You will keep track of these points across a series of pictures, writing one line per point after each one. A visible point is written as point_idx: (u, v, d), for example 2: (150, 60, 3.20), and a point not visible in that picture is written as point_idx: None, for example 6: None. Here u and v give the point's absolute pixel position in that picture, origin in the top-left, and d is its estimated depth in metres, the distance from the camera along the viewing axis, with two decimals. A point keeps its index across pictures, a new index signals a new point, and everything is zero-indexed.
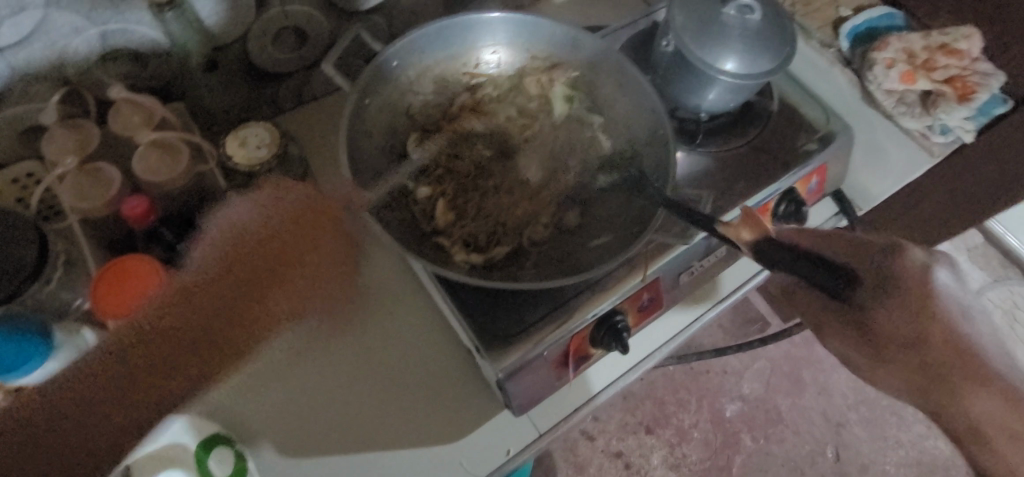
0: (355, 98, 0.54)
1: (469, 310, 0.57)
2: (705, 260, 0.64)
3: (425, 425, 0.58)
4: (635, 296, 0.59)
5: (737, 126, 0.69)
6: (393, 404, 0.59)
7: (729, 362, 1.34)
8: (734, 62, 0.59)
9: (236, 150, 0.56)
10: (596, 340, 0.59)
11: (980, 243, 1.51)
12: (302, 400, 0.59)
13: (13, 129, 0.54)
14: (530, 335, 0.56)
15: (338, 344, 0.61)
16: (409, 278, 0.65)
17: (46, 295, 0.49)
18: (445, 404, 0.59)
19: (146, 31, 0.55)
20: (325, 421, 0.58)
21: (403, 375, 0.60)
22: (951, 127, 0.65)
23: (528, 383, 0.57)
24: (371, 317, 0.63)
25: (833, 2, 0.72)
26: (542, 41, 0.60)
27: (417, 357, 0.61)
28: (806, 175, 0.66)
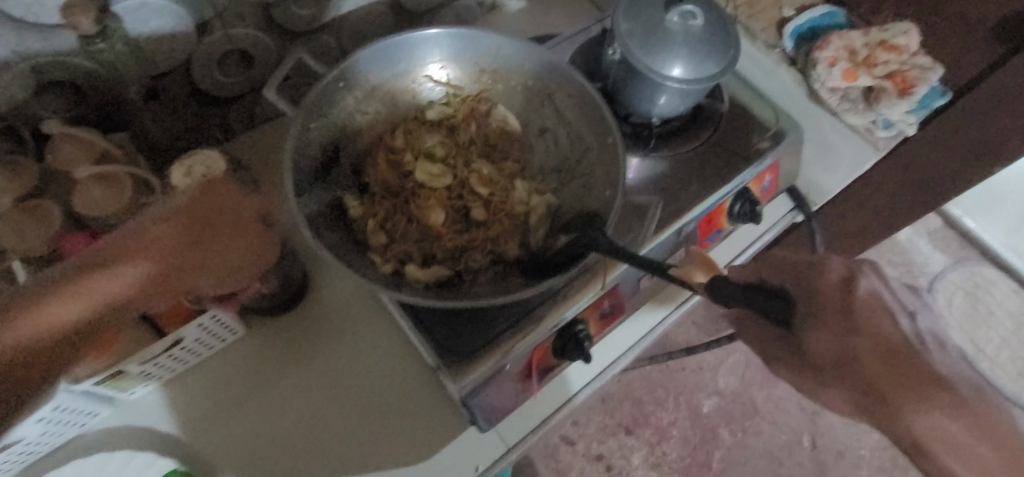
0: (299, 123, 0.52)
1: (429, 328, 0.57)
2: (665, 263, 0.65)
3: (393, 444, 0.58)
4: (596, 303, 0.60)
5: (688, 129, 0.70)
6: (360, 427, 0.58)
7: (705, 359, 1.36)
8: (680, 68, 0.60)
9: (182, 179, 0.55)
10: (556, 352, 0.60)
11: (939, 226, 1.56)
12: (265, 429, 0.58)
13: None
14: (492, 351, 0.56)
15: (300, 369, 0.61)
16: (371, 299, 0.64)
17: None
18: (409, 425, 0.59)
19: (79, 61, 0.54)
20: (290, 448, 0.57)
21: (367, 394, 0.60)
22: (894, 121, 0.66)
23: (492, 398, 0.56)
24: (334, 341, 0.62)
25: (776, 3, 0.74)
26: (489, 55, 0.60)
27: (382, 376, 0.61)
28: (758, 174, 0.67)
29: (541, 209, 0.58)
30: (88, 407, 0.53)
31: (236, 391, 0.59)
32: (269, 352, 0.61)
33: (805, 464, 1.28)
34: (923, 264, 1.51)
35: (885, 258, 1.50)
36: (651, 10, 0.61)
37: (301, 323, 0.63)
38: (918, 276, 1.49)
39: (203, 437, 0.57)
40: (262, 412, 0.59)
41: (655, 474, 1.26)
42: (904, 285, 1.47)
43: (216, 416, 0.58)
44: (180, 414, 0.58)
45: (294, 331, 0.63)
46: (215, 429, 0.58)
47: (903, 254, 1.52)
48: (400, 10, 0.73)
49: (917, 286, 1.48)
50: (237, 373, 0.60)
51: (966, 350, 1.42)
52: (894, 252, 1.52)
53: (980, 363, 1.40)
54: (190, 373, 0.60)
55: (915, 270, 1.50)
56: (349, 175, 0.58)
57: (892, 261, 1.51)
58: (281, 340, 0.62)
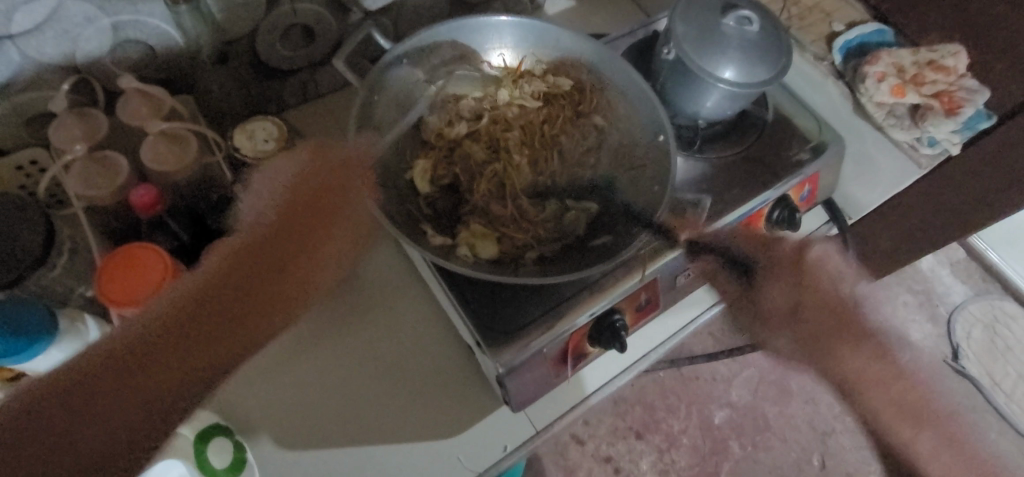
0: (363, 95, 0.56)
1: (470, 305, 0.58)
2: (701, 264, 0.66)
3: (426, 417, 0.59)
4: (633, 295, 0.60)
5: (731, 134, 0.71)
6: (393, 398, 0.60)
7: (719, 370, 1.36)
8: (732, 71, 0.61)
9: (244, 142, 0.58)
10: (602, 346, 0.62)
11: (963, 257, 1.55)
12: (302, 397, 0.59)
13: (25, 115, 0.55)
14: (530, 331, 0.57)
15: (340, 338, 0.62)
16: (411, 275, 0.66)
17: (49, 280, 0.50)
18: (442, 400, 0.60)
19: (158, 23, 0.56)
20: (325, 413, 0.59)
21: (402, 367, 0.61)
22: (939, 140, 0.67)
23: (526, 378, 0.58)
24: (374, 313, 0.64)
25: (827, 17, 0.75)
26: (548, 46, 0.63)
27: (417, 349, 0.62)
28: (797, 183, 0.68)
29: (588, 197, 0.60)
30: None
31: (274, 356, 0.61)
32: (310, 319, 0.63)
33: None
34: (944, 294, 1.50)
35: (906, 284, 1.50)
36: (707, 12, 0.62)
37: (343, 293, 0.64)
38: (939, 305, 1.49)
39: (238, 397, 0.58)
40: (297, 378, 0.60)
41: None
42: (923, 313, 1.47)
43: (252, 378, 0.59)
44: None
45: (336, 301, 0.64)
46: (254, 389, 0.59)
47: (924, 282, 1.51)
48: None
49: (935, 315, 1.47)
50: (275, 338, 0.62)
51: (982, 382, 1.41)
52: (915, 280, 1.51)
53: (995, 397, 1.39)
54: None
55: (935, 299, 1.49)
56: (405, 149, 0.60)
57: (913, 288, 1.50)
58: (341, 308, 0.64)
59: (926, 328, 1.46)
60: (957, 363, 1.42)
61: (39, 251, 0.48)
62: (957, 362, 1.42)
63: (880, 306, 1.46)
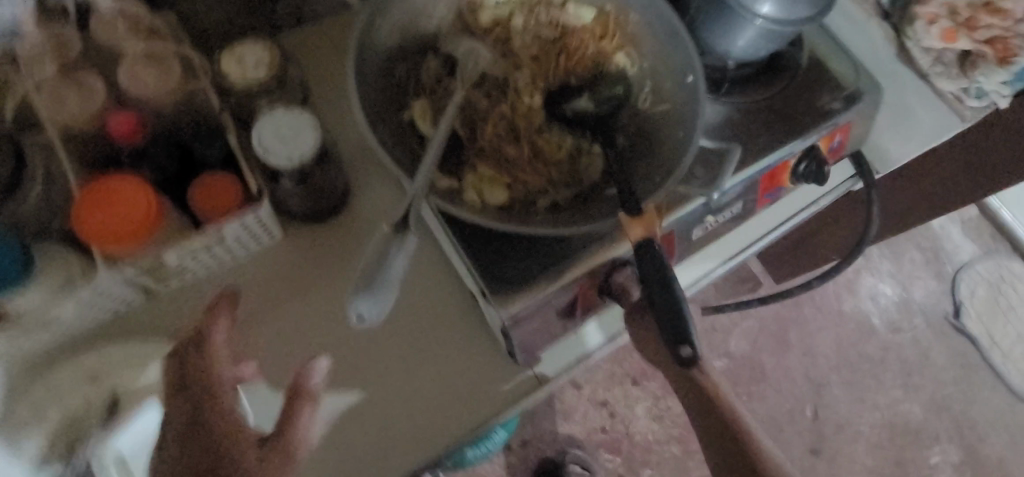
0: (365, 17, 0.51)
1: (476, 253, 0.55)
2: (718, 217, 0.63)
3: (427, 366, 0.57)
4: None
5: (764, 76, 0.65)
6: (393, 346, 0.58)
7: (719, 320, 1.35)
8: (772, 6, 0.56)
9: (231, 66, 0.53)
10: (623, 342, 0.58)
11: (975, 215, 1.51)
12: (298, 343, 0.57)
13: None
14: (539, 283, 0.54)
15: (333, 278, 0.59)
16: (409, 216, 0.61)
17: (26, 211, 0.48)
18: (445, 349, 0.58)
19: None
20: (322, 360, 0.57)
21: (404, 314, 0.59)
22: (988, 91, 0.61)
23: (532, 330, 0.55)
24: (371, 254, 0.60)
25: None
26: None
27: (421, 297, 0.59)
28: (830, 132, 0.64)
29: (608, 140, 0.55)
30: (121, 295, 0.53)
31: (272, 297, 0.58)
32: (309, 260, 0.59)
33: (804, 433, 1.31)
34: (952, 252, 1.48)
35: (915, 241, 1.47)
36: None
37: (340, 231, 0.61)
38: (946, 263, 1.46)
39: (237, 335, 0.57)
40: (292, 323, 0.58)
41: (657, 425, 1.29)
42: (929, 271, 1.45)
43: (247, 320, 0.57)
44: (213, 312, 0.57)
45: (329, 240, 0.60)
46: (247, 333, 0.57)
47: (933, 239, 1.48)
48: None
49: (941, 273, 1.45)
50: (272, 277, 0.59)
51: (981, 341, 1.41)
52: (925, 237, 1.48)
53: (992, 356, 1.40)
54: (221, 274, 0.58)
55: (943, 257, 1.47)
56: (408, 79, 0.55)
57: (922, 245, 1.47)
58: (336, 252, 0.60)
59: (930, 286, 1.44)
60: (957, 322, 1.41)
61: None
62: (958, 321, 1.41)
63: (886, 262, 1.44)
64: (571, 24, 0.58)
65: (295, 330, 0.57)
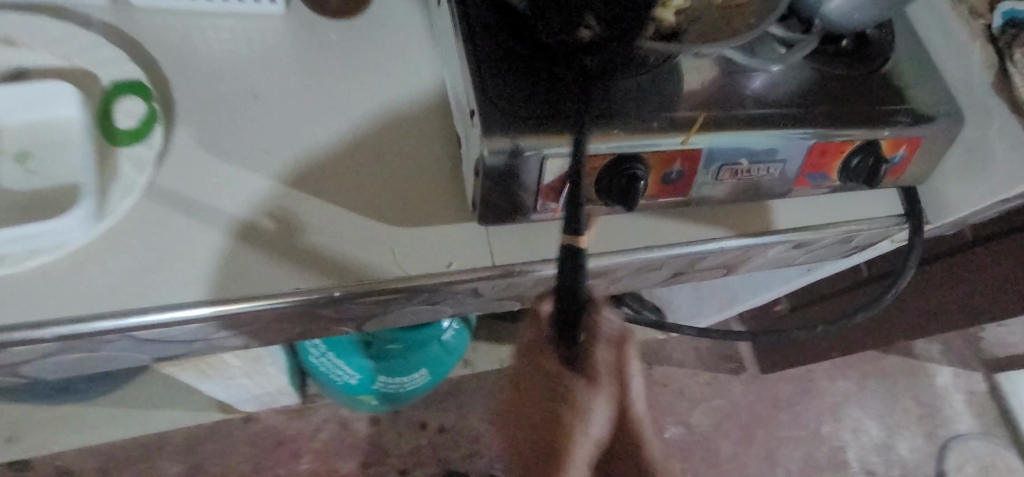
0: None
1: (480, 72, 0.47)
2: (756, 169, 0.54)
3: (369, 189, 0.49)
4: (666, 156, 0.49)
5: (850, 56, 0.58)
6: (344, 154, 0.49)
7: (690, 387, 1.26)
8: None
9: None
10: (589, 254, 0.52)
11: (985, 391, 1.39)
12: (250, 108, 0.50)
13: None
14: (535, 129, 0.45)
15: (323, 71, 0.53)
16: (425, 54, 0.56)
17: None
18: (397, 181, 0.49)
19: None
20: (263, 134, 0.49)
21: (373, 130, 0.51)
22: None
23: (511, 191, 0.47)
24: (371, 69, 0.54)
25: None
26: None
27: (400, 124, 0.52)
28: (898, 138, 0.56)
29: (671, 12, 0.48)
30: None
31: (246, 60, 0.52)
32: (306, 46, 0.54)
33: None
34: (951, 418, 1.35)
35: (915, 391, 1.35)
36: None
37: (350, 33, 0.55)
38: (941, 427, 1.33)
39: (188, 73, 0.50)
40: (252, 89, 0.50)
41: None
42: (921, 427, 1.32)
43: (209, 69, 0.50)
44: (175, 45, 0.51)
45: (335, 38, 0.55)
46: (202, 81, 0.50)
47: (936, 399, 1.35)
48: None
49: (932, 434, 1.32)
50: (259, 45, 0.53)
51: None
52: (928, 392, 1.36)
53: None
54: (210, 21, 0.53)
55: (940, 420, 1.34)
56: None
57: (922, 399, 1.35)
58: (336, 49, 0.54)
59: (918, 443, 1.31)
60: None
61: None
62: None
63: (879, 399, 1.32)
64: None
65: (251, 94, 0.50)
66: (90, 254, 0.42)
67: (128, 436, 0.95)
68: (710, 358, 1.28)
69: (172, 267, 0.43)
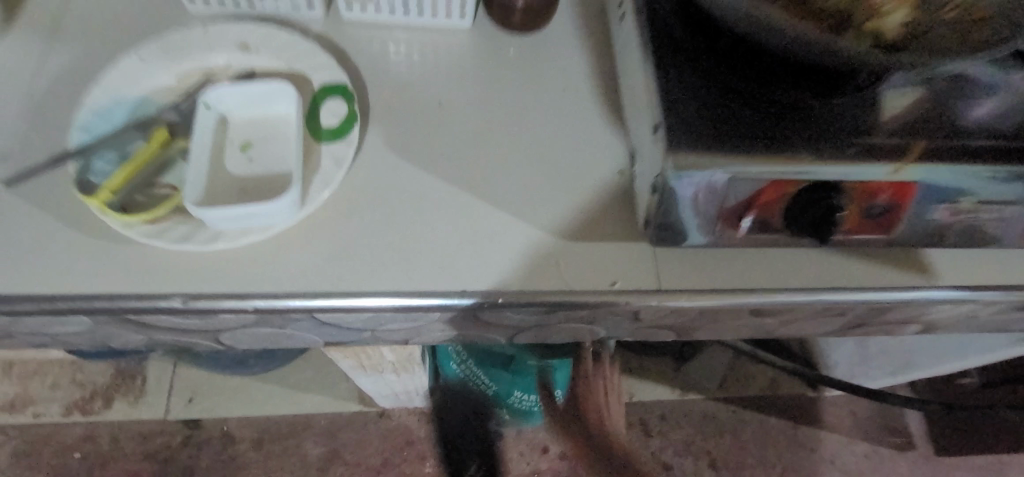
0: None
1: (667, 87, 0.45)
2: (982, 211, 0.46)
3: (541, 200, 0.49)
4: (872, 186, 0.43)
5: None
6: (518, 164, 0.50)
7: (841, 455, 1.12)
8: None
9: None
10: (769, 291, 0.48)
11: None
12: (436, 116, 0.52)
13: None
14: (727, 147, 0.42)
15: (503, 83, 0.54)
16: (604, 70, 0.56)
17: None
18: (568, 195, 0.49)
19: None
20: (445, 141, 0.51)
21: (548, 144, 0.51)
22: None
23: (689, 213, 0.44)
24: (551, 83, 0.55)
25: None
26: None
27: (573, 137, 0.52)
28: None
29: (894, 26, 0.43)
30: None
31: (434, 70, 0.54)
32: (487, 58, 0.56)
33: None
34: None
35: None
36: None
37: (530, 48, 0.56)
38: None
39: (383, 80, 0.53)
40: (438, 97, 0.53)
41: None
42: None
43: (399, 76, 0.54)
44: (372, 52, 0.55)
45: (519, 51, 0.56)
46: (398, 87, 0.53)
47: None
48: None
49: None
50: (447, 56, 0.55)
51: None
52: None
53: None
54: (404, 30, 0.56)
55: None
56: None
57: None
58: (515, 60, 0.56)
59: None
60: None
61: None
62: None
63: None
64: None
65: (436, 102, 0.53)
66: (291, 238, 0.46)
67: (282, 413, 1.03)
68: (870, 428, 1.14)
69: (355, 256, 0.45)
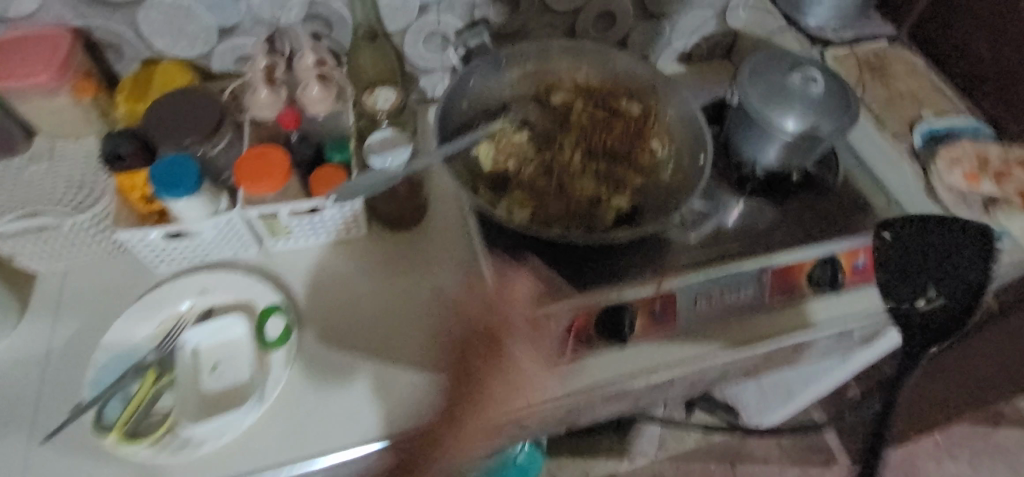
0: (460, 77, 0.69)
1: (499, 264, 0.66)
2: (726, 295, 0.68)
3: (433, 355, 0.68)
4: (645, 299, 0.65)
5: (793, 191, 0.73)
6: (414, 332, 0.70)
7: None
8: (794, 122, 0.66)
9: (369, 101, 0.74)
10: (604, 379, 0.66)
11: None
12: (349, 308, 0.72)
13: (236, 56, 0.78)
14: (542, 299, 0.63)
15: (395, 272, 0.75)
16: (466, 243, 0.77)
17: (209, 159, 0.69)
18: (453, 347, 0.69)
19: (338, 7, 0.76)
20: (359, 326, 0.70)
21: (434, 311, 0.72)
22: (1014, 235, 0.64)
23: (531, 344, 0.64)
24: (430, 265, 0.76)
25: (919, 104, 0.75)
26: (623, 73, 0.72)
27: (451, 301, 0.72)
28: (849, 248, 0.68)
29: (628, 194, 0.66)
30: (246, 240, 0.72)
31: (342, 273, 0.74)
32: (380, 254, 0.76)
33: None
34: None
35: None
36: (777, 70, 0.69)
37: (410, 240, 0.77)
38: None
39: (307, 290, 0.73)
40: (349, 294, 0.73)
41: None
42: None
43: (318, 284, 0.73)
44: (296, 270, 0.74)
45: (402, 244, 0.77)
46: (318, 293, 0.73)
47: None
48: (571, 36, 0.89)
49: None
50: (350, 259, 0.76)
51: None
52: None
53: None
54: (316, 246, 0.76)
55: None
56: (492, 116, 0.71)
57: None
58: (401, 252, 0.76)
59: None
60: None
61: (209, 127, 0.68)
62: None
63: None
64: (621, 107, 0.71)
65: (349, 298, 0.72)
66: (257, 427, 0.63)
67: None
68: (795, 451, 1.30)
69: (306, 429, 0.63)
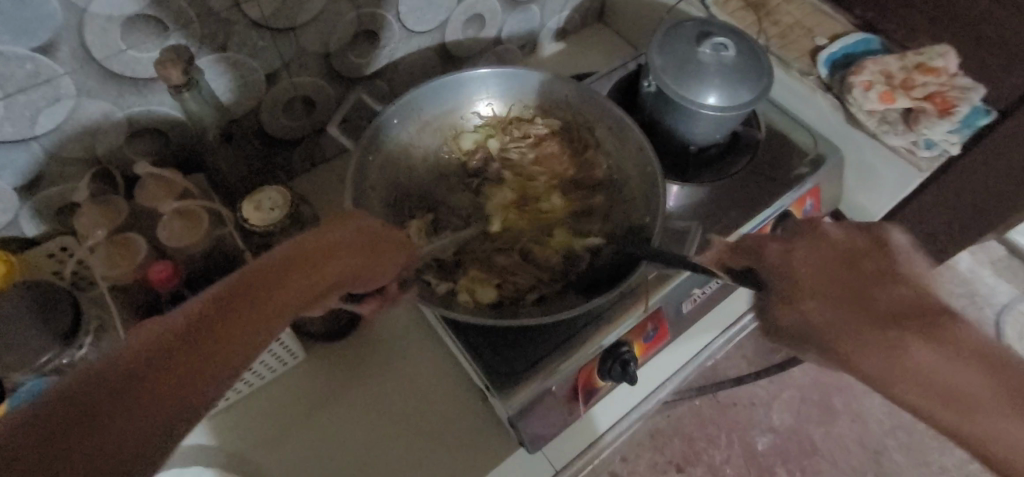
0: (358, 155, 0.57)
1: (477, 349, 0.59)
2: (706, 288, 0.65)
3: (439, 464, 0.60)
4: (640, 326, 0.61)
5: (726, 156, 0.71)
6: (407, 447, 0.61)
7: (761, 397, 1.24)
8: (715, 96, 0.61)
9: (251, 213, 0.59)
10: (613, 418, 0.67)
11: (1003, 255, 1.38)
12: (323, 450, 0.61)
13: (53, 206, 0.60)
14: (541, 372, 0.57)
15: (358, 388, 0.65)
16: (423, 325, 0.69)
17: (77, 360, 0.53)
18: (456, 449, 0.61)
19: (168, 110, 0.61)
20: (342, 467, 0.60)
21: (419, 415, 0.63)
22: (936, 142, 0.66)
23: (541, 420, 0.58)
24: (394, 364, 0.67)
25: (809, 33, 0.75)
26: (531, 91, 0.64)
27: (433, 397, 0.64)
28: (799, 197, 0.68)
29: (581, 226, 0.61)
30: None
31: (299, 413, 0.63)
32: (331, 375, 0.66)
33: None
34: (988, 295, 1.33)
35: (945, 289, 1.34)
36: (684, 44, 0.63)
37: (358, 346, 0.68)
38: (984, 307, 1.31)
39: (265, 449, 0.61)
40: (317, 433, 0.62)
41: None
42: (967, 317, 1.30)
43: (276, 438, 0.62)
44: (243, 432, 0.62)
45: (351, 353, 0.67)
46: (275, 451, 0.61)
47: (964, 283, 1.34)
48: (445, 55, 0.79)
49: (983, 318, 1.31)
50: (299, 394, 0.64)
51: None
52: (954, 282, 1.34)
53: None
54: (255, 394, 0.64)
55: (978, 301, 1.32)
56: (408, 187, 0.62)
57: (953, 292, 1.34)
58: (354, 363, 0.66)
59: None
60: None
61: (65, 330, 0.52)
62: None
63: None
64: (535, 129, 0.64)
65: (318, 439, 0.62)
66: None
67: None
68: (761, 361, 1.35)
69: None
